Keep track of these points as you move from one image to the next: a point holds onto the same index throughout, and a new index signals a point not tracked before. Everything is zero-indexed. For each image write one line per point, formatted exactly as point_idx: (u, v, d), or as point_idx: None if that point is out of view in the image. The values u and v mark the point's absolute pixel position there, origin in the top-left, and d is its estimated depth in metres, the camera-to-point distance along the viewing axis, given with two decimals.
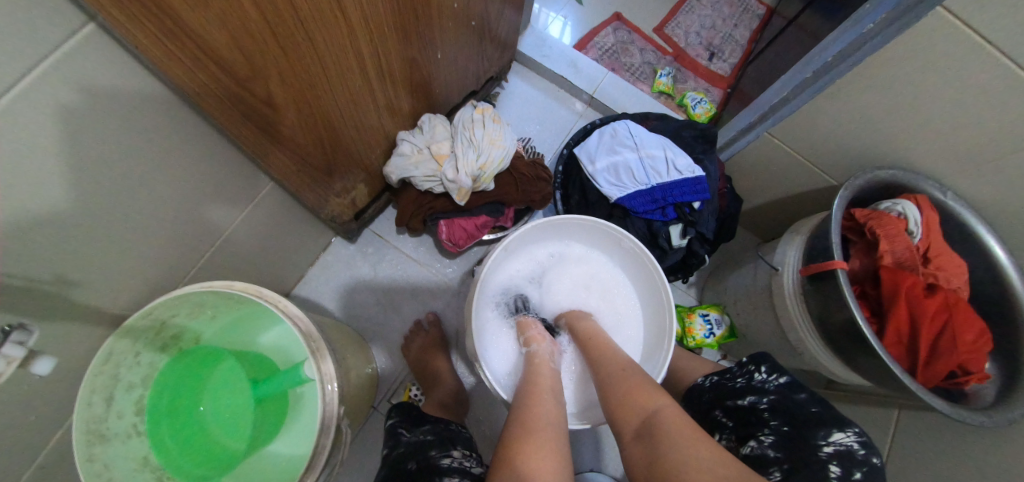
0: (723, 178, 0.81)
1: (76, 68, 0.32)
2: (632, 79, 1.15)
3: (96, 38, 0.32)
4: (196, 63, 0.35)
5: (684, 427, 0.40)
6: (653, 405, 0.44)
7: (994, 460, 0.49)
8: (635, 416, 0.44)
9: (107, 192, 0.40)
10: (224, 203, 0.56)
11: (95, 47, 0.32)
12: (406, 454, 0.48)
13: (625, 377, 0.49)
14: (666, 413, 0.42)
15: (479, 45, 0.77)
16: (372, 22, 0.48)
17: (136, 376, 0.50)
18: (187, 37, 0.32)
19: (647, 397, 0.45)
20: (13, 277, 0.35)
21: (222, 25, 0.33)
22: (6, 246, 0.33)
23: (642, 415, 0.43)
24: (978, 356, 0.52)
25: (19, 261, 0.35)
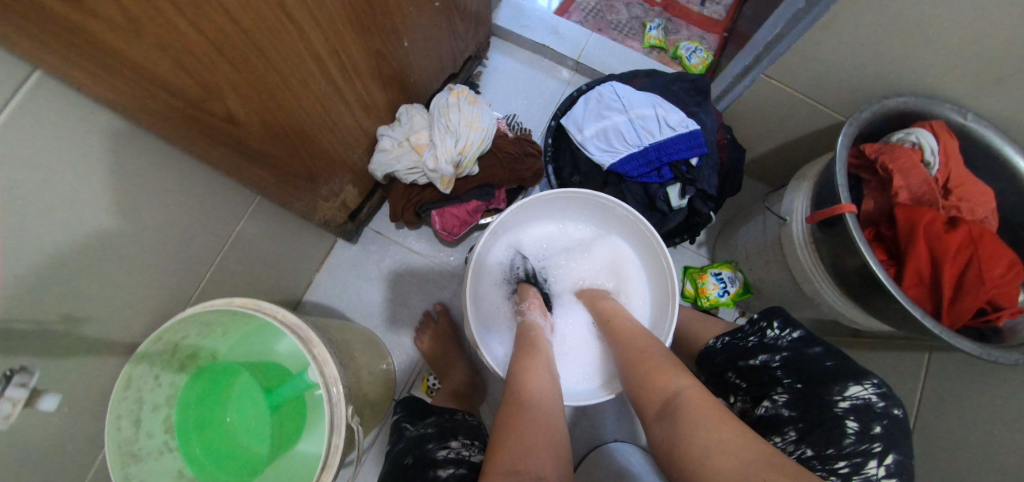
0: (722, 129, 0.76)
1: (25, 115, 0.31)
2: (621, 37, 1.08)
3: (44, 85, 0.32)
4: (141, 91, 0.35)
5: (713, 408, 0.38)
6: (675, 385, 0.42)
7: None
8: (655, 398, 0.42)
9: (91, 229, 0.40)
10: (214, 223, 0.57)
11: (41, 92, 0.32)
12: (406, 449, 0.47)
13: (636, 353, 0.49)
14: (692, 394, 0.40)
15: (449, 24, 0.74)
16: (324, 22, 0.47)
17: (159, 396, 0.53)
18: (126, 66, 0.32)
19: (667, 377, 0.43)
20: (23, 324, 0.37)
21: (162, 49, 0.33)
22: (9, 294, 0.35)
23: (662, 398, 0.42)
24: (1009, 288, 0.48)
25: (26, 308, 0.36)
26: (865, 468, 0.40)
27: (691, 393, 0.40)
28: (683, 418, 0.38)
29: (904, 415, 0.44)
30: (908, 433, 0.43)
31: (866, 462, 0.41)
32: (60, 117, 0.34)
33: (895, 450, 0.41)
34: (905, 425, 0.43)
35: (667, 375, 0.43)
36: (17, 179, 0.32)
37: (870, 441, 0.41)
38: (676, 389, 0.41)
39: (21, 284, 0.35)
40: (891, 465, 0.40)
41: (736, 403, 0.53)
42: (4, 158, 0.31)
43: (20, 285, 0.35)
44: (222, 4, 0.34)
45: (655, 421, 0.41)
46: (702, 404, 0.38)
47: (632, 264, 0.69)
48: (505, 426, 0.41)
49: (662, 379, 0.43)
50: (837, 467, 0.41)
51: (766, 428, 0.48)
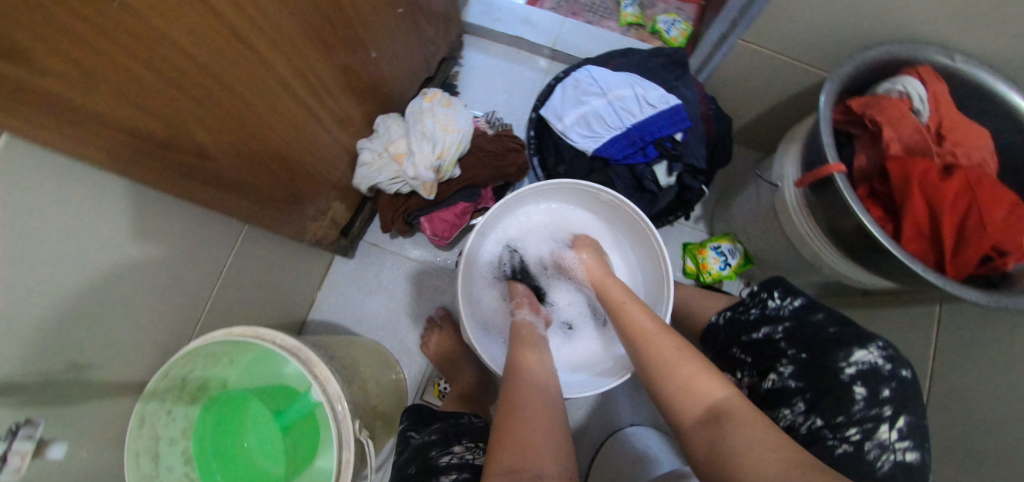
0: (705, 100, 0.74)
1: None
2: (596, 18, 1.06)
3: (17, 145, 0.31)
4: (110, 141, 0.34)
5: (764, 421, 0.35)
6: (720, 394, 0.38)
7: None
8: (696, 406, 0.38)
9: (84, 278, 0.41)
10: (206, 256, 0.58)
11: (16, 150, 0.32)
12: (411, 458, 0.47)
13: (666, 346, 0.44)
14: (741, 406, 0.37)
15: (416, 28, 0.73)
16: (284, 45, 0.47)
17: (176, 431, 0.55)
18: (92, 119, 0.32)
19: (711, 385, 0.39)
20: (30, 377, 0.38)
21: (121, 96, 0.32)
22: (13, 351, 0.35)
23: (704, 406, 0.38)
24: (1014, 231, 0.46)
25: (32, 361, 0.38)
26: (877, 434, 0.39)
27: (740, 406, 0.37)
28: (734, 431, 0.34)
29: (913, 375, 0.43)
30: (920, 395, 0.42)
31: (877, 427, 0.40)
32: (41, 174, 0.34)
33: (907, 412, 0.40)
34: (915, 386, 0.42)
35: (709, 382, 0.39)
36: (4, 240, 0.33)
37: (880, 406, 0.40)
38: (723, 400, 0.38)
39: (25, 338, 0.36)
40: (903, 427, 0.39)
41: (743, 379, 0.52)
42: None
43: (22, 341, 0.36)
44: (174, 42, 0.34)
45: (695, 425, 0.38)
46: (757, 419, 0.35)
47: (617, 246, 0.70)
48: (512, 430, 0.40)
49: (702, 384, 0.39)
50: (849, 435, 0.40)
51: (773, 402, 0.47)
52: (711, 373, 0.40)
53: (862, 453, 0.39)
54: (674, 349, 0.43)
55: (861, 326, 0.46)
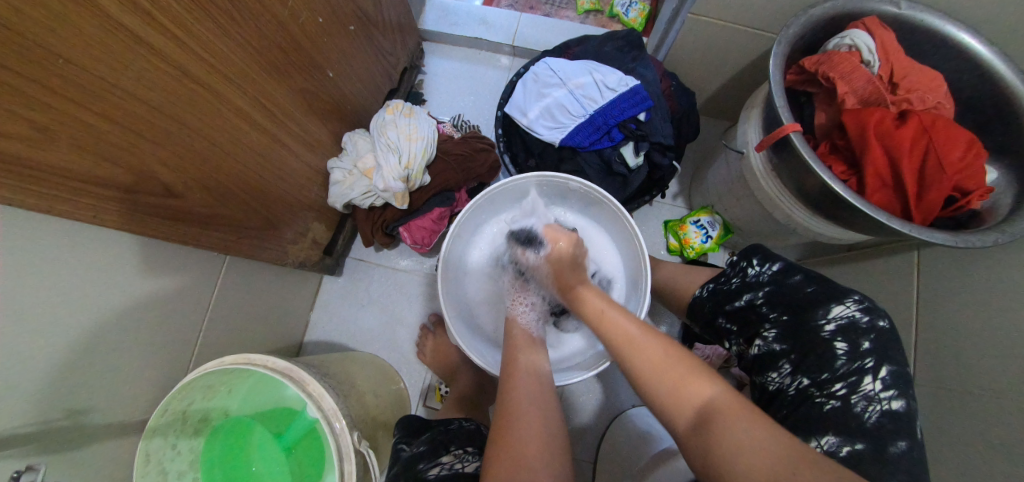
0: (664, 77, 0.75)
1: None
2: (554, 9, 1.07)
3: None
4: (78, 194, 0.35)
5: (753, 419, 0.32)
6: (705, 395, 0.35)
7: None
8: (685, 409, 0.36)
9: (72, 327, 0.42)
10: (191, 291, 0.59)
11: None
12: (402, 471, 0.48)
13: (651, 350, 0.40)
14: (729, 404, 0.34)
15: (372, 42, 0.74)
16: (239, 78, 0.47)
17: (181, 464, 0.55)
18: (57, 177, 0.32)
19: (697, 385, 0.36)
20: (29, 426, 0.39)
21: (79, 147, 0.33)
22: (12, 404, 0.37)
23: (694, 406, 0.35)
24: (974, 169, 0.46)
25: (28, 413, 0.39)
26: (862, 386, 0.40)
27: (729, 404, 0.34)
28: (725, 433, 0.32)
29: (892, 326, 0.43)
30: (899, 343, 0.42)
31: (861, 379, 0.40)
32: (13, 230, 0.35)
33: (888, 362, 0.41)
34: (894, 335, 0.42)
35: (694, 384, 0.36)
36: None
37: (861, 358, 0.41)
38: (714, 401, 0.34)
39: (21, 389, 0.38)
40: (886, 377, 0.40)
41: (732, 347, 0.51)
42: None
43: (18, 393, 0.37)
44: (124, 88, 0.34)
45: (688, 434, 0.35)
46: (745, 417, 0.32)
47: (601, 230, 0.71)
48: (503, 437, 0.42)
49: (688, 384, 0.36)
50: (835, 390, 0.41)
51: (761, 366, 0.47)
52: (693, 369, 0.37)
53: (850, 408, 0.39)
54: (659, 352, 0.40)
55: (838, 284, 0.46)
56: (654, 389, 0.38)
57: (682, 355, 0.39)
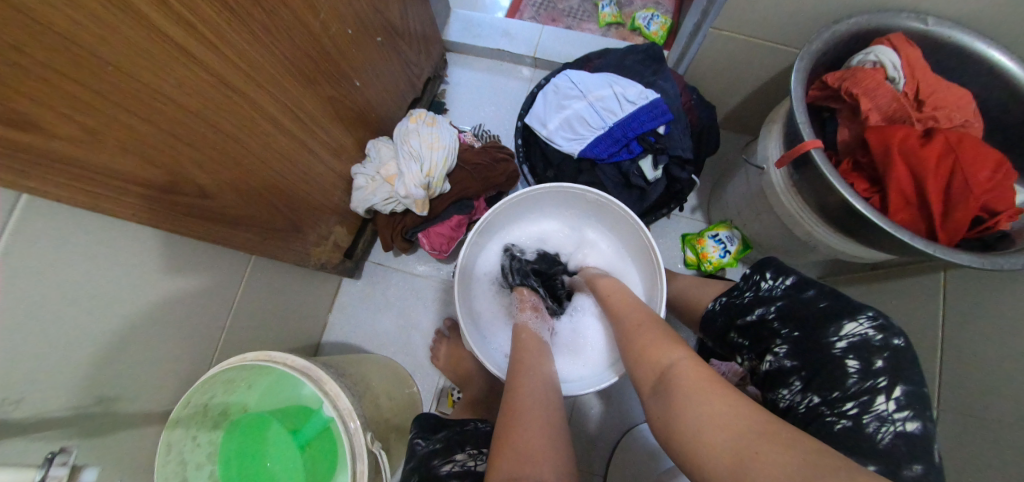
0: (685, 91, 0.75)
1: (30, 233, 0.35)
2: (576, 22, 1.09)
3: (35, 203, 0.35)
4: (119, 192, 0.37)
5: (710, 380, 0.36)
6: (669, 359, 0.40)
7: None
8: (651, 375, 0.41)
9: (108, 317, 0.44)
10: (218, 288, 0.61)
11: (37, 210, 0.35)
12: (415, 467, 0.49)
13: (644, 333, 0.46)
14: (691, 365, 0.38)
15: (397, 52, 0.76)
16: (270, 86, 0.49)
17: (201, 455, 0.57)
18: (101, 176, 0.34)
19: (662, 350, 0.42)
20: (61, 410, 0.41)
21: (120, 147, 0.35)
22: (46, 387, 0.39)
23: (657, 372, 0.40)
24: (1004, 189, 0.44)
25: (61, 397, 0.40)
26: (874, 406, 0.39)
27: (688, 365, 0.38)
28: (679, 402, 0.35)
29: (909, 344, 0.41)
30: (913, 358, 0.41)
31: (873, 399, 0.39)
32: (59, 225, 0.37)
33: (902, 381, 0.40)
34: (910, 352, 0.41)
35: (660, 350, 0.42)
36: (29, 287, 0.36)
37: (873, 377, 0.40)
38: (674, 365, 0.39)
39: (55, 375, 0.39)
40: (899, 398, 0.39)
41: (744, 362, 0.50)
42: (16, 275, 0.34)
43: (52, 378, 0.39)
44: (165, 94, 0.37)
45: (651, 396, 0.39)
46: (697, 375, 0.36)
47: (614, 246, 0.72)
48: (506, 434, 0.42)
49: (653, 350, 0.42)
50: (846, 410, 0.40)
51: (771, 383, 0.46)
52: (665, 339, 0.43)
53: (860, 427, 0.38)
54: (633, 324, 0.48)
55: (852, 300, 0.45)
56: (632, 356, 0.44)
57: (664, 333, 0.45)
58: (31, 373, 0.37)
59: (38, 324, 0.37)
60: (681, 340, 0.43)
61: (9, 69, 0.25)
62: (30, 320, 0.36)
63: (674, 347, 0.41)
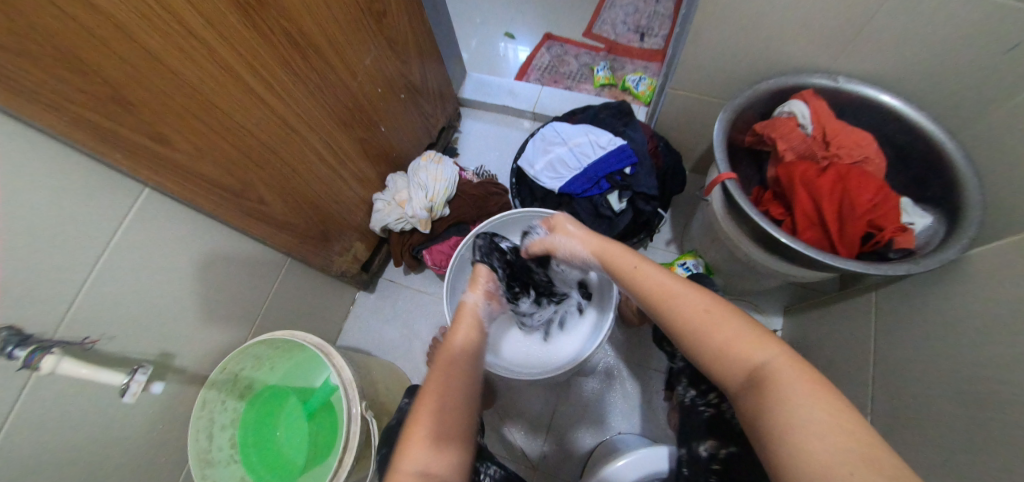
0: (652, 139, 0.89)
1: (150, 214, 0.51)
2: (575, 82, 1.28)
3: (155, 196, 0.51)
4: (207, 193, 0.53)
5: (816, 385, 0.36)
6: (763, 358, 0.39)
7: (967, 299, 0.50)
8: (737, 374, 0.39)
9: (183, 287, 0.59)
10: (262, 280, 0.76)
11: (155, 201, 0.51)
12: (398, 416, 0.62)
13: (719, 327, 0.41)
14: (789, 365, 0.37)
15: (416, 104, 0.95)
16: (319, 127, 0.67)
17: (226, 418, 0.67)
18: (200, 181, 0.51)
19: (750, 348, 0.39)
20: (138, 351, 0.54)
21: (213, 162, 0.51)
22: (135, 328, 0.53)
23: (746, 373, 0.39)
24: (885, 210, 0.55)
25: (141, 340, 0.54)
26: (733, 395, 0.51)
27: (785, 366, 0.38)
28: (782, 407, 0.35)
29: None
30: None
31: None
32: (166, 213, 0.53)
33: None
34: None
35: (749, 345, 0.40)
36: (140, 252, 0.51)
37: None
38: (770, 369, 0.37)
39: (143, 320, 0.54)
40: None
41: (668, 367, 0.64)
42: (135, 242, 0.50)
43: (140, 323, 0.53)
44: (247, 128, 0.54)
45: (741, 393, 0.39)
46: (802, 380, 0.36)
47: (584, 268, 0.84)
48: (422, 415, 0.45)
49: (740, 350, 0.40)
50: (712, 400, 0.53)
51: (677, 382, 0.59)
52: (754, 335, 0.40)
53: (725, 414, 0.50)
54: (703, 307, 0.43)
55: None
56: (706, 349, 0.42)
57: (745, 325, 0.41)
58: (127, 314, 0.51)
59: (140, 279, 0.52)
60: (764, 330, 0.41)
61: (148, 101, 0.41)
62: (136, 276, 0.52)
63: (763, 342, 0.40)
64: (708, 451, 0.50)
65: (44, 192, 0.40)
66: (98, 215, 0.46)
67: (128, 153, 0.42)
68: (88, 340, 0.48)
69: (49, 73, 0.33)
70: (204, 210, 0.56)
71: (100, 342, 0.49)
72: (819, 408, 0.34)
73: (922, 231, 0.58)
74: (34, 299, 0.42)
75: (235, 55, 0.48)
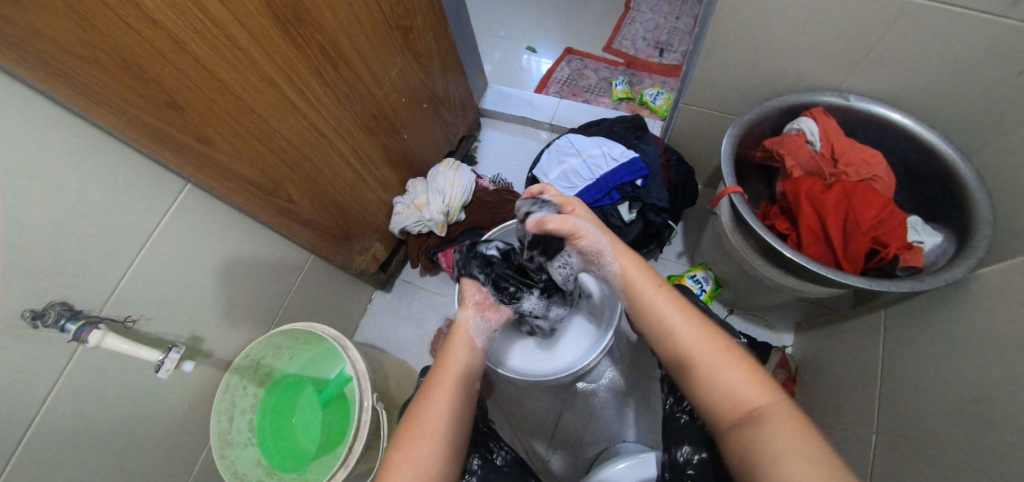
0: (665, 152, 0.91)
1: (190, 207, 0.56)
2: (593, 95, 1.31)
3: (194, 191, 0.56)
4: (244, 194, 0.59)
5: (805, 430, 0.38)
6: (760, 399, 0.40)
7: (971, 317, 0.49)
8: (732, 412, 0.41)
9: (215, 275, 0.64)
10: (286, 274, 0.80)
11: (195, 195, 0.56)
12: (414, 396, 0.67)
13: (719, 363, 0.43)
14: (783, 409, 0.39)
15: (438, 113, 1.00)
16: (346, 133, 0.72)
17: (247, 402, 0.70)
18: (238, 183, 0.57)
19: (750, 389, 0.41)
20: (172, 333, 0.59)
21: (251, 166, 0.57)
22: (172, 310, 0.58)
23: (740, 412, 0.40)
24: (890, 227, 0.55)
25: (176, 323, 0.59)
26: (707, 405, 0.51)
27: (779, 411, 0.39)
28: (773, 446, 0.37)
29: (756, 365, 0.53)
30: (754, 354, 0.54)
31: None
32: (204, 207, 0.58)
33: None
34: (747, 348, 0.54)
35: (747, 386, 0.41)
36: (180, 241, 0.56)
37: None
38: (766, 409, 0.39)
39: (178, 304, 0.59)
40: None
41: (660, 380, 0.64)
42: (176, 232, 0.55)
43: (176, 306, 0.58)
44: (281, 135, 0.59)
45: (733, 429, 0.41)
46: (793, 422, 0.38)
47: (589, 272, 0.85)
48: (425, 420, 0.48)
49: (738, 388, 0.41)
50: (687, 409, 0.53)
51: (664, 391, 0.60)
52: (753, 374, 0.42)
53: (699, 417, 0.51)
54: (711, 344, 0.44)
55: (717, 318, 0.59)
56: (707, 384, 0.43)
57: (746, 363, 0.43)
58: (165, 297, 0.56)
59: (178, 266, 0.57)
60: (762, 372, 0.42)
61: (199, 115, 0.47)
62: (175, 263, 0.56)
63: (762, 384, 0.41)
64: (684, 456, 0.50)
65: (105, 183, 0.45)
66: (146, 205, 0.51)
67: (177, 152, 0.48)
68: (129, 319, 0.52)
69: (117, 81, 0.38)
70: (237, 205, 0.61)
71: (139, 322, 0.54)
72: (807, 448, 0.36)
73: (931, 249, 0.58)
74: (88, 277, 0.47)
75: (273, 66, 0.53)
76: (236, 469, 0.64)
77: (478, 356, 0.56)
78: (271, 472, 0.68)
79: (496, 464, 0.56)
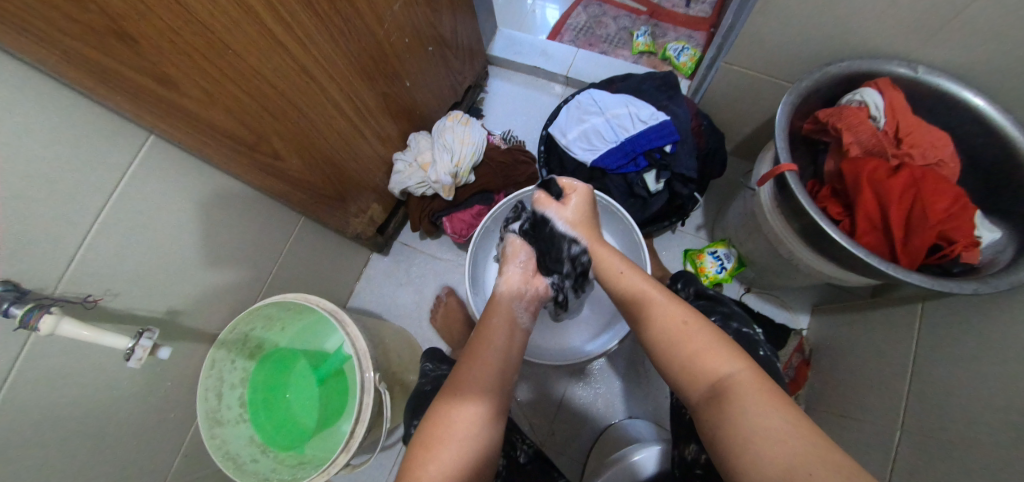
0: (696, 116, 0.82)
1: (152, 164, 0.47)
2: (611, 47, 1.19)
3: (156, 145, 0.46)
4: (222, 148, 0.49)
5: (768, 398, 0.36)
6: (727, 368, 0.39)
7: (1017, 324, 0.46)
8: (700, 384, 0.40)
9: (188, 244, 0.56)
10: (272, 238, 0.72)
11: (158, 151, 0.47)
12: (424, 382, 0.64)
13: (687, 333, 0.42)
14: (749, 377, 0.38)
15: (444, 58, 0.87)
16: (341, 79, 0.61)
17: (235, 377, 0.65)
18: (212, 133, 0.47)
19: (719, 358, 0.40)
20: (142, 312, 0.51)
21: (230, 114, 0.47)
22: (139, 287, 0.50)
23: (708, 383, 0.39)
24: (959, 221, 0.50)
25: (144, 300, 0.51)
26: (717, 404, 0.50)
27: (747, 379, 0.38)
28: (739, 413, 0.35)
29: (767, 356, 0.50)
30: (763, 345, 0.52)
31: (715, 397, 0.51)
32: (167, 165, 0.48)
33: None
34: (756, 340, 0.52)
35: (711, 356, 0.40)
36: (142, 208, 0.47)
37: None
38: (732, 377, 0.38)
39: (146, 280, 0.51)
40: None
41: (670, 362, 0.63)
42: (134, 196, 0.46)
43: (142, 282, 0.50)
44: (265, 77, 0.49)
45: (703, 401, 0.39)
46: (763, 391, 0.36)
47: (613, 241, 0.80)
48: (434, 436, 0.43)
49: (706, 360, 0.40)
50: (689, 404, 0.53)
51: None
52: (721, 345, 0.41)
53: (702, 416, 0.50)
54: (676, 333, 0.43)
55: (723, 308, 0.56)
56: (676, 357, 0.42)
57: (715, 333, 0.42)
58: (129, 272, 0.48)
59: (143, 237, 0.49)
60: (733, 343, 0.41)
61: (164, 53, 0.37)
62: (138, 233, 0.48)
63: (731, 356, 0.40)
64: (693, 454, 0.50)
65: (42, 132, 0.36)
66: (95, 164, 0.41)
67: (129, 95, 0.38)
68: (91, 298, 0.45)
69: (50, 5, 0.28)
70: (213, 162, 0.51)
71: (104, 299, 0.46)
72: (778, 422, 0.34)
73: (988, 245, 0.54)
74: (35, 252, 0.39)
75: None
76: (226, 448, 0.61)
77: (501, 340, 0.54)
78: (265, 449, 0.64)
79: (518, 463, 0.56)
